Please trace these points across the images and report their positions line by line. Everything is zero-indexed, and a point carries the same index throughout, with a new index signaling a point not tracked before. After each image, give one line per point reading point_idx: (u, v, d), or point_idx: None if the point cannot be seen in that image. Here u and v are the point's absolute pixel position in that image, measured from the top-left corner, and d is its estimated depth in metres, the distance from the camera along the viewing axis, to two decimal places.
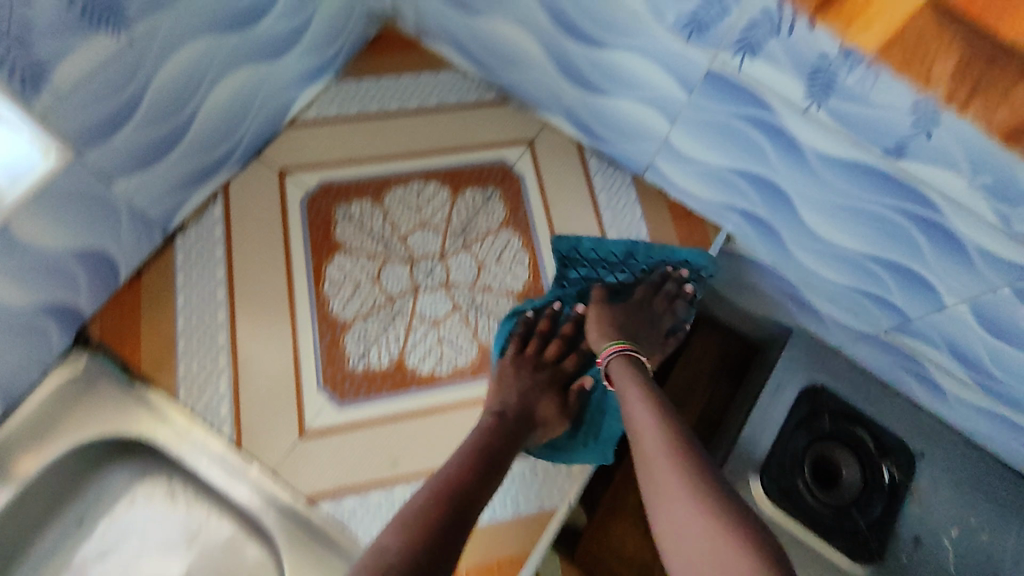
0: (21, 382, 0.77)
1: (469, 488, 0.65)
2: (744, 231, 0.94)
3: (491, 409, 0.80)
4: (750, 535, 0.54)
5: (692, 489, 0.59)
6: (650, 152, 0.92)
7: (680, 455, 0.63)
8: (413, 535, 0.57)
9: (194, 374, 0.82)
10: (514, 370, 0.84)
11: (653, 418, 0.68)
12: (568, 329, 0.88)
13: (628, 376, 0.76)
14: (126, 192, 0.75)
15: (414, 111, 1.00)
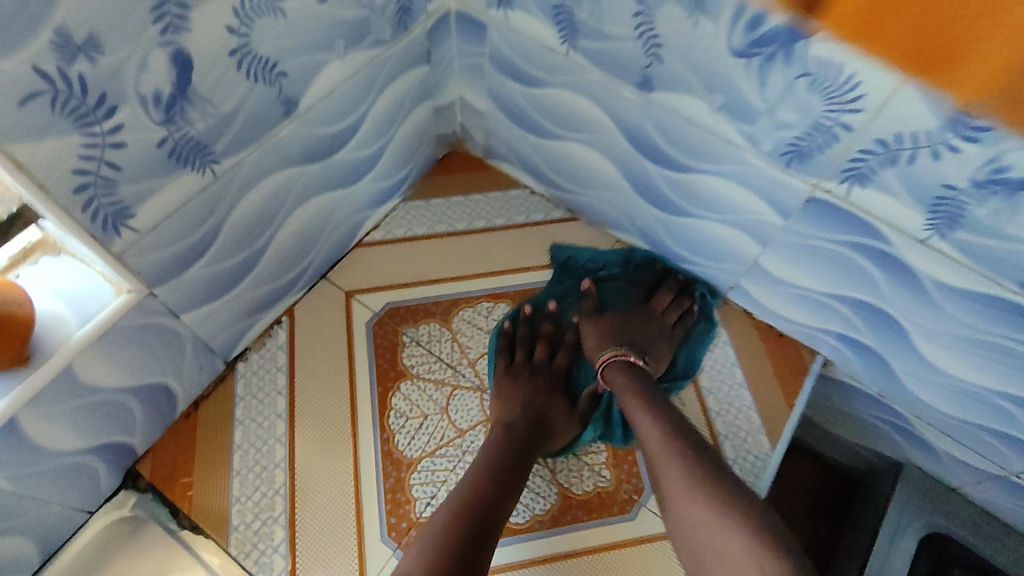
0: (64, 528, 0.70)
1: (484, 511, 0.63)
2: (841, 356, 0.86)
3: (495, 425, 0.76)
4: (757, 527, 0.55)
5: (720, 514, 0.58)
6: (735, 272, 0.87)
7: (681, 452, 0.66)
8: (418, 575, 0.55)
9: (246, 519, 0.74)
10: (512, 382, 0.81)
11: (668, 445, 0.67)
12: (549, 328, 0.88)
13: (636, 403, 0.74)
14: (193, 323, 0.71)
15: (483, 230, 0.97)
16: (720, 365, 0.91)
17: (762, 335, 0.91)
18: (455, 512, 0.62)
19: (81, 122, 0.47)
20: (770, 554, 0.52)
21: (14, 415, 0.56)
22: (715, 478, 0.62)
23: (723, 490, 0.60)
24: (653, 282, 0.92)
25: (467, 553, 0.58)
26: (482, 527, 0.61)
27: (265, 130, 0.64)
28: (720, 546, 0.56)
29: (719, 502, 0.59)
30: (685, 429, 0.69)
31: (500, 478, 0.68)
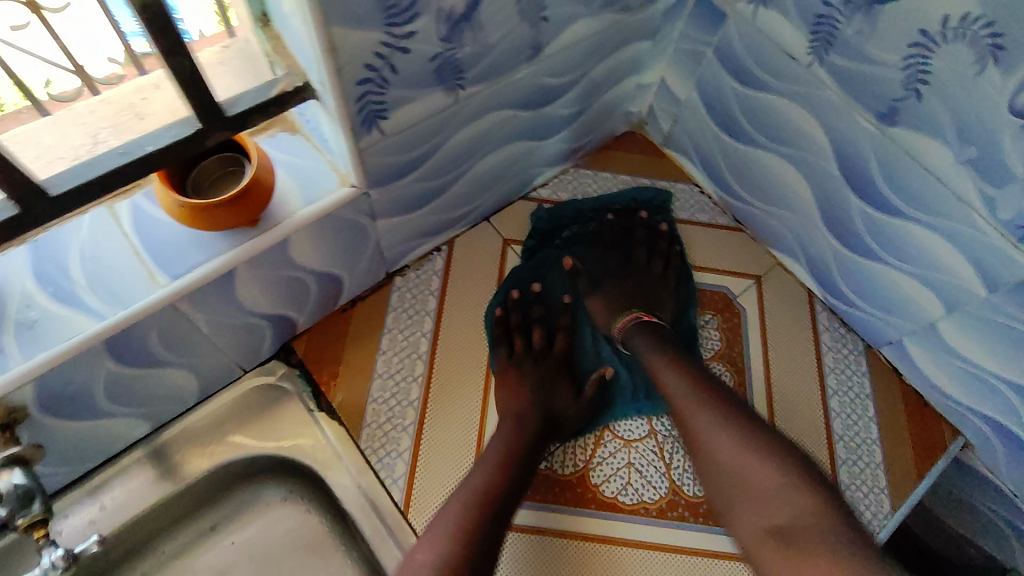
0: (223, 377, 0.78)
1: (514, 477, 0.68)
2: (988, 445, 0.82)
3: (509, 391, 0.78)
4: (800, 462, 0.62)
5: (746, 439, 0.65)
6: (903, 329, 0.83)
7: (705, 395, 0.70)
8: (466, 520, 0.62)
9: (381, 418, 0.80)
10: (516, 364, 0.80)
11: (683, 383, 0.72)
12: (539, 313, 0.85)
13: (649, 344, 0.78)
14: (381, 230, 0.75)
15: (646, 215, 0.96)
16: (857, 416, 0.86)
17: (906, 401, 0.87)
18: (515, 433, 0.72)
19: (388, 22, 0.49)
20: (795, 468, 0.62)
21: (234, 268, 0.61)
22: (745, 419, 0.67)
23: (749, 428, 0.66)
24: (589, 228, 0.91)
25: (525, 467, 0.70)
26: (526, 445, 0.72)
27: (508, 69, 0.66)
28: (758, 473, 0.62)
29: (761, 440, 0.65)
30: (705, 373, 0.74)
31: (528, 460, 0.71)
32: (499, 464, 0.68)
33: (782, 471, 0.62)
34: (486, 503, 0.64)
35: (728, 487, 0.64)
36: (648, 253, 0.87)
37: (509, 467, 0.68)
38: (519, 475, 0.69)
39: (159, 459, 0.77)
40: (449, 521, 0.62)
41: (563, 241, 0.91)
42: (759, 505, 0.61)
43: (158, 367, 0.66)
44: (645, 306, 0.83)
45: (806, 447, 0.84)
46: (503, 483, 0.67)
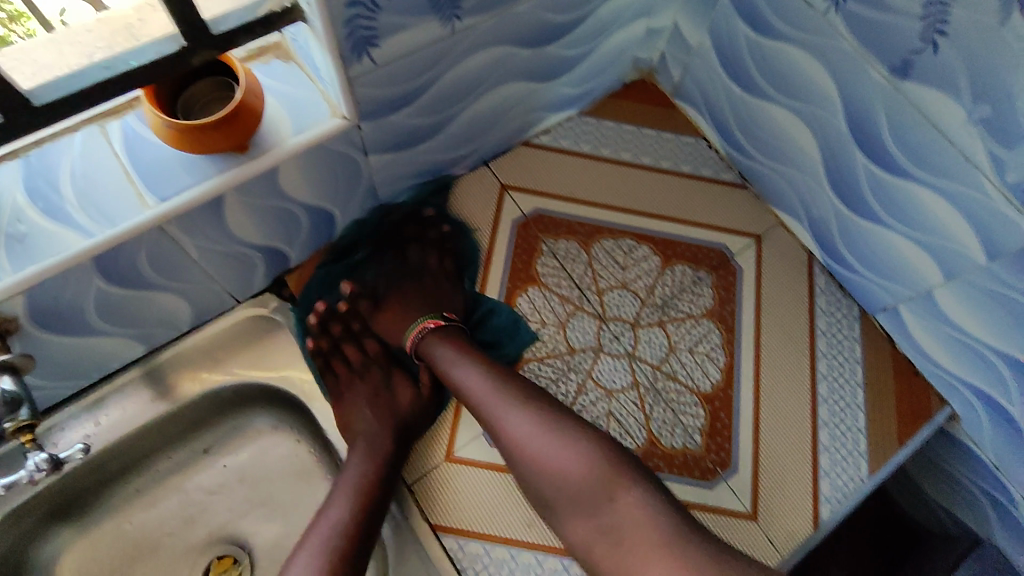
0: (216, 305, 0.79)
1: (379, 496, 0.72)
2: (974, 415, 0.82)
3: (355, 406, 0.78)
4: (601, 452, 0.69)
5: (564, 443, 0.69)
6: (900, 296, 0.82)
7: (503, 393, 0.73)
8: (337, 551, 0.67)
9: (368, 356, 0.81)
10: (337, 381, 0.80)
11: (485, 381, 0.74)
12: (341, 329, 0.81)
13: (449, 349, 0.77)
14: (375, 166, 0.75)
15: (648, 167, 0.94)
16: (844, 380, 0.85)
17: (897, 368, 0.86)
18: (369, 455, 0.74)
19: None
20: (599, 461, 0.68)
21: (222, 194, 0.61)
22: (551, 420, 0.71)
23: (546, 419, 0.71)
24: (400, 233, 0.85)
25: (389, 490, 0.73)
26: (381, 466, 0.73)
27: (508, 1, 0.63)
28: (576, 476, 0.68)
29: (574, 445, 0.69)
30: (481, 356, 0.77)
31: (390, 476, 0.74)
32: (359, 489, 0.71)
33: (589, 471, 0.68)
34: (343, 543, 0.68)
35: (548, 489, 0.69)
36: (436, 256, 0.84)
37: (374, 487, 0.72)
38: (384, 496, 0.72)
39: (153, 381, 0.78)
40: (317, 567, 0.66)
41: (339, 254, 0.83)
42: (585, 511, 0.68)
43: (149, 289, 0.67)
44: (438, 308, 0.81)
45: (791, 410, 0.82)
46: (365, 517, 0.70)
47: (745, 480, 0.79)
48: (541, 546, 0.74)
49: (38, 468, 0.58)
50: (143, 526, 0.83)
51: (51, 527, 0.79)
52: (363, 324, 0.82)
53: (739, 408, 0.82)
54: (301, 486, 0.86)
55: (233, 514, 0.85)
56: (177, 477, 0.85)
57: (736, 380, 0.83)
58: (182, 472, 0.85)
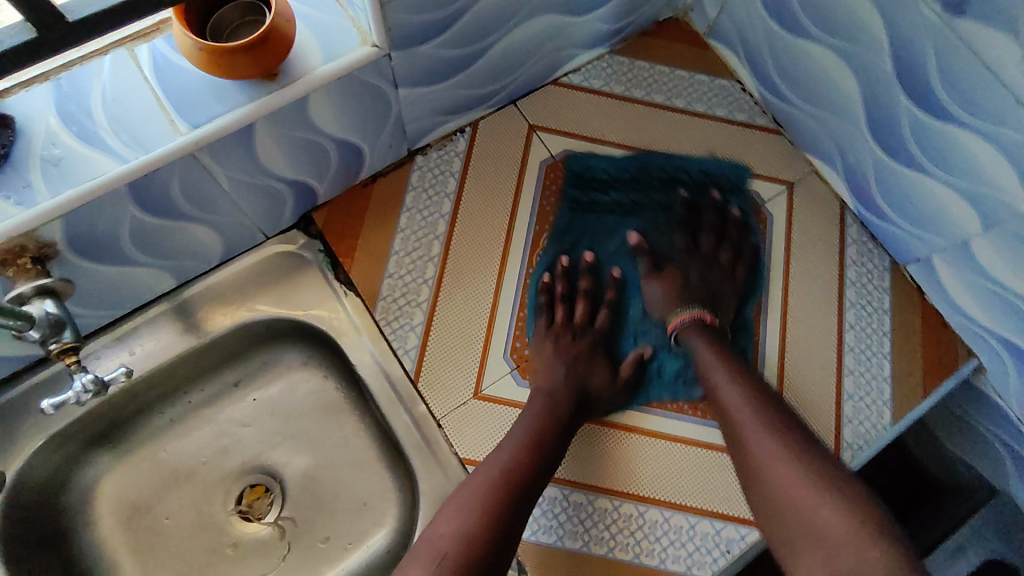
0: (244, 240, 0.79)
1: (544, 464, 0.68)
2: (1000, 368, 0.81)
3: (551, 359, 0.77)
4: (853, 499, 0.59)
5: (816, 484, 0.60)
6: (934, 246, 0.80)
7: (777, 424, 0.66)
8: (486, 502, 0.62)
9: (395, 295, 0.81)
10: (551, 320, 0.80)
11: (746, 399, 0.69)
12: (586, 284, 0.83)
13: (706, 349, 0.75)
14: (403, 101, 0.73)
15: (681, 110, 0.91)
16: (872, 330, 0.84)
17: (925, 319, 0.85)
18: (546, 415, 0.72)
19: None
20: (852, 507, 0.58)
21: (253, 123, 0.60)
22: (817, 457, 0.63)
23: (799, 450, 0.64)
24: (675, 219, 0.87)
25: (546, 469, 0.68)
26: (561, 422, 0.72)
27: None
28: (831, 526, 0.57)
29: (835, 482, 0.60)
30: (748, 373, 0.72)
31: (555, 449, 0.70)
32: (529, 448, 0.68)
33: (854, 523, 0.57)
34: (513, 484, 0.64)
35: (783, 524, 0.60)
36: (714, 243, 0.85)
37: (541, 452, 0.68)
38: (547, 466, 0.68)
39: (185, 313, 0.79)
40: (461, 505, 0.63)
41: (604, 226, 0.86)
42: (822, 549, 0.57)
43: (180, 221, 0.68)
44: (708, 307, 0.80)
45: (817, 357, 0.82)
46: (534, 463, 0.67)
47: None
48: (656, 501, 0.75)
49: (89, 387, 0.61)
50: (177, 455, 0.85)
51: (91, 452, 0.82)
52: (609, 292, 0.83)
53: (763, 354, 0.82)
54: (329, 421, 0.88)
55: (263, 446, 0.87)
56: (209, 409, 0.87)
57: (762, 327, 0.83)
58: (214, 404, 0.87)
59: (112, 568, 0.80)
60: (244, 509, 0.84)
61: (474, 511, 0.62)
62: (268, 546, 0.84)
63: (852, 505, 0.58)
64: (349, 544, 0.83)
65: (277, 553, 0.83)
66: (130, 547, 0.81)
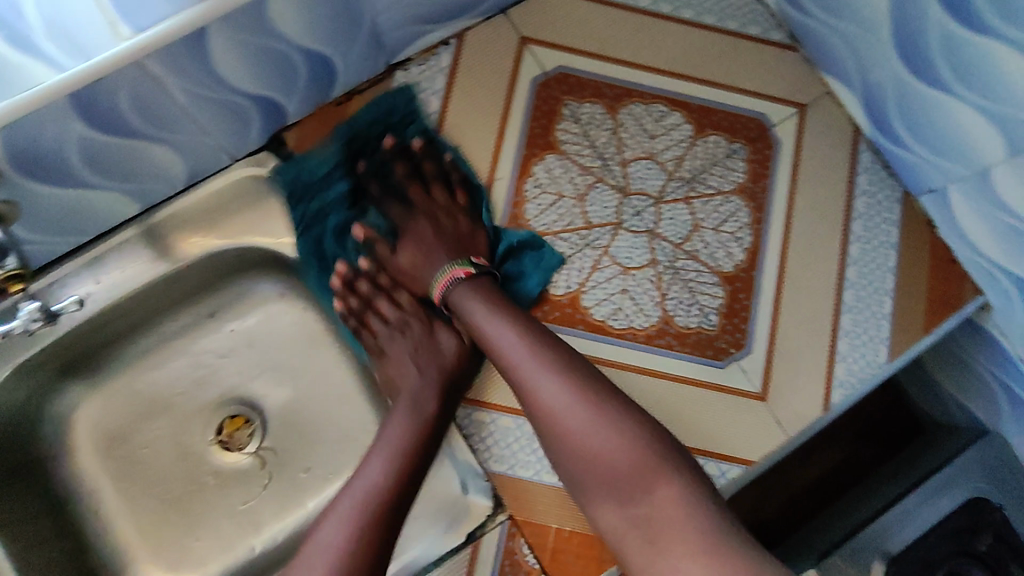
0: (209, 162, 0.73)
1: (417, 470, 0.67)
2: (1008, 306, 0.78)
3: (393, 360, 0.75)
4: (645, 434, 0.61)
5: (601, 421, 0.62)
6: (951, 175, 0.75)
7: (528, 351, 0.66)
8: (359, 530, 0.62)
9: (354, 296, 0.77)
10: (376, 338, 0.77)
11: (517, 342, 0.66)
12: (370, 267, 0.77)
13: (478, 302, 0.70)
14: (378, 5, 0.66)
15: (688, 22, 0.83)
16: (876, 265, 0.80)
17: (934, 255, 0.81)
18: (410, 412, 0.70)
19: None
20: (650, 444, 0.61)
21: (204, 26, 0.54)
22: (574, 378, 0.64)
23: (588, 389, 0.63)
24: (405, 171, 0.77)
25: (416, 474, 0.67)
26: (427, 430, 0.69)
27: None
28: (618, 463, 0.61)
29: (588, 409, 0.62)
30: (518, 312, 0.69)
31: (427, 448, 0.69)
32: (397, 453, 0.67)
33: (635, 455, 0.60)
34: (381, 506, 0.64)
35: (580, 467, 0.63)
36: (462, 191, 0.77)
37: (410, 458, 0.67)
38: (422, 463, 0.68)
39: (152, 241, 0.75)
40: (334, 536, 0.62)
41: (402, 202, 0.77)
42: (614, 491, 0.61)
43: (134, 140, 0.62)
44: (466, 256, 0.74)
45: (817, 294, 0.78)
46: (401, 485, 0.66)
47: (759, 362, 0.76)
48: None
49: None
50: (153, 386, 0.83)
51: (62, 383, 0.79)
52: (388, 275, 0.77)
53: (761, 289, 0.77)
54: (308, 352, 0.86)
55: (242, 378, 0.85)
56: (185, 340, 0.84)
57: (761, 261, 0.78)
58: (190, 334, 0.84)
59: (93, 496, 0.79)
60: (224, 439, 0.83)
61: (352, 543, 0.61)
62: (248, 475, 0.83)
63: (633, 439, 0.61)
64: (330, 474, 0.83)
65: (259, 482, 0.83)
66: (109, 476, 0.81)
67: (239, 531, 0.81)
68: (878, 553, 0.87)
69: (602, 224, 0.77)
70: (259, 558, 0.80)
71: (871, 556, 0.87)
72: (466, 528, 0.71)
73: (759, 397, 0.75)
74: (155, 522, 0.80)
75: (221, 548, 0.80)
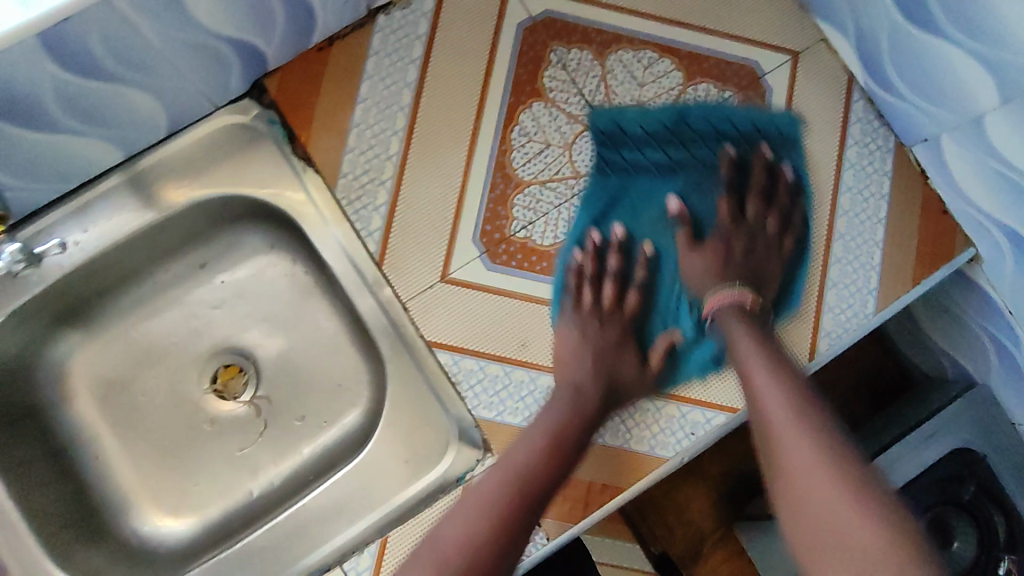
0: (191, 110, 0.73)
1: (558, 474, 0.67)
2: (999, 256, 0.77)
3: (578, 347, 0.73)
4: (883, 505, 0.53)
5: (844, 492, 0.54)
6: (944, 122, 0.74)
7: (793, 407, 0.62)
8: (496, 519, 0.63)
9: (591, 267, 0.76)
10: (577, 293, 0.75)
11: (779, 391, 0.63)
12: (617, 262, 0.76)
13: (741, 332, 0.70)
14: None
15: None
16: (867, 216, 0.79)
17: (926, 206, 0.80)
18: (572, 411, 0.69)
19: None
20: (877, 514, 0.53)
21: None
22: (842, 454, 0.57)
23: (823, 446, 0.58)
24: (650, 164, 0.78)
25: (556, 474, 0.67)
26: (584, 423, 0.70)
27: None
28: (857, 535, 0.52)
29: (844, 481, 0.55)
30: (787, 363, 0.67)
31: (575, 447, 0.69)
32: (549, 444, 0.67)
33: (877, 537, 0.51)
34: (527, 490, 0.65)
35: (801, 527, 0.55)
36: (780, 222, 0.77)
37: (558, 455, 0.67)
38: (569, 457, 0.68)
39: (137, 188, 0.75)
40: (480, 500, 0.64)
41: (642, 192, 0.78)
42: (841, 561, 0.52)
43: (111, 83, 0.62)
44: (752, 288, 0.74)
45: (805, 244, 0.78)
46: (547, 472, 0.66)
47: None
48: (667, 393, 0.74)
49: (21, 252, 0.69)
50: (148, 335, 0.85)
51: (58, 331, 0.80)
52: (643, 276, 0.77)
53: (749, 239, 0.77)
54: (300, 303, 0.87)
55: (236, 328, 0.87)
56: (179, 290, 0.85)
57: (749, 211, 0.77)
58: (183, 285, 0.86)
59: (94, 441, 0.82)
60: (219, 388, 0.85)
61: (487, 523, 0.63)
62: (244, 422, 0.85)
63: (879, 520, 0.52)
64: (324, 422, 0.85)
65: (254, 430, 0.85)
66: (107, 422, 0.83)
67: (236, 476, 0.83)
68: None
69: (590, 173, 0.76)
70: (256, 502, 0.82)
71: None
72: (455, 471, 0.72)
73: None
74: (154, 467, 0.82)
75: (218, 493, 0.82)
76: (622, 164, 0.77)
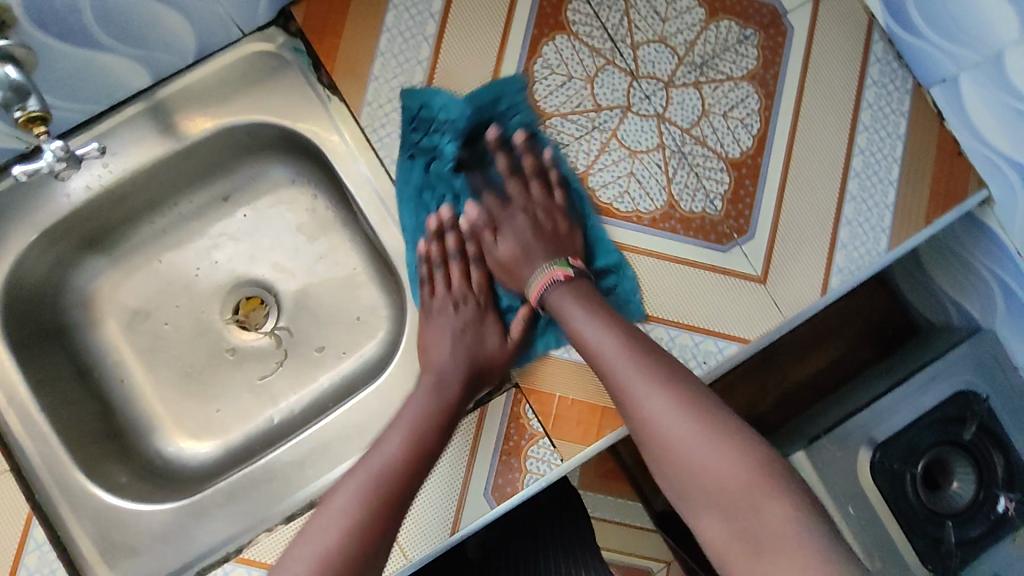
0: (218, 35, 0.74)
1: (428, 454, 0.67)
2: (1012, 197, 0.79)
3: (433, 336, 0.74)
4: (743, 447, 0.61)
5: (713, 442, 0.61)
6: (964, 63, 0.75)
7: (643, 367, 0.65)
8: (366, 517, 0.62)
9: (433, 253, 0.76)
10: (429, 294, 0.76)
11: (623, 353, 0.66)
12: (456, 242, 0.76)
13: (581, 312, 0.69)
14: None
15: None
16: (882, 156, 0.80)
17: (941, 148, 0.81)
18: (436, 389, 0.70)
19: None
20: (742, 457, 0.60)
21: None
22: (694, 404, 0.63)
23: (686, 401, 0.63)
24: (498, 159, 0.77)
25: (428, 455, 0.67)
26: (450, 411, 0.70)
27: None
28: (728, 485, 0.60)
29: (696, 424, 0.62)
30: (625, 326, 0.69)
31: (444, 425, 0.69)
32: (422, 426, 0.68)
33: (749, 477, 0.59)
34: (386, 490, 0.64)
35: (682, 486, 0.62)
36: (541, 183, 0.77)
37: (431, 433, 0.68)
38: (442, 438, 0.69)
39: (159, 116, 0.76)
40: (346, 502, 0.63)
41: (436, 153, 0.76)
42: (723, 511, 0.60)
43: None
44: (563, 254, 0.74)
45: (821, 182, 0.79)
46: (414, 459, 0.66)
47: (761, 246, 0.78)
48: (693, 326, 0.76)
49: (56, 156, 0.59)
50: (172, 265, 0.86)
51: (84, 256, 0.82)
52: (477, 248, 0.78)
53: (766, 176, 0.78)
54: (320, 237, 0.88)
55: (256, 261, 0.88)
56: (201, 222, 0.87)
57: (768, 149, 0.79)
58: (205, 216, 0.87)
59: (119, 366, 0.83)
60: (241, 319, 0.87)
61: (350, 524, 0.61)
62: (266, 352, 0.87)
63: (740, 461, 0.60)
64: (343, 353, 0.86)
65: (274, 360, 0.87)
66: (131, 348, 0.84)
67: (257, 403, 0.85)
68: (866, 440, 0.91)
69: (612, 107, 0.77)
70: (276, 427, 0.84)
71: (860, 443, 0.91)
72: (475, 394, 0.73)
73: (759, 280, 0.77)
74: (177, 392, 0.84)
75: (240, 418, 0.84)
76: (421, 131, 0.75)
